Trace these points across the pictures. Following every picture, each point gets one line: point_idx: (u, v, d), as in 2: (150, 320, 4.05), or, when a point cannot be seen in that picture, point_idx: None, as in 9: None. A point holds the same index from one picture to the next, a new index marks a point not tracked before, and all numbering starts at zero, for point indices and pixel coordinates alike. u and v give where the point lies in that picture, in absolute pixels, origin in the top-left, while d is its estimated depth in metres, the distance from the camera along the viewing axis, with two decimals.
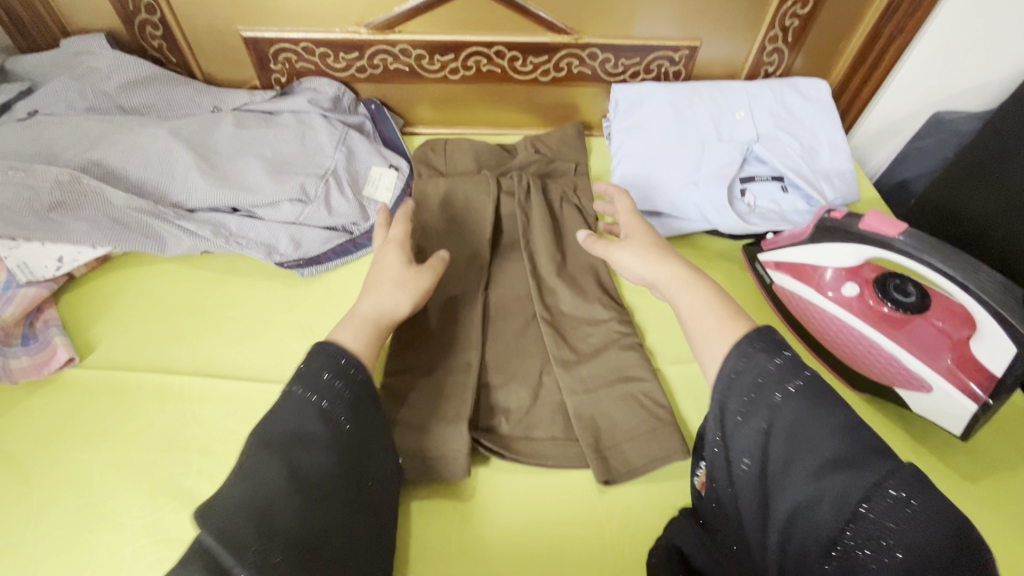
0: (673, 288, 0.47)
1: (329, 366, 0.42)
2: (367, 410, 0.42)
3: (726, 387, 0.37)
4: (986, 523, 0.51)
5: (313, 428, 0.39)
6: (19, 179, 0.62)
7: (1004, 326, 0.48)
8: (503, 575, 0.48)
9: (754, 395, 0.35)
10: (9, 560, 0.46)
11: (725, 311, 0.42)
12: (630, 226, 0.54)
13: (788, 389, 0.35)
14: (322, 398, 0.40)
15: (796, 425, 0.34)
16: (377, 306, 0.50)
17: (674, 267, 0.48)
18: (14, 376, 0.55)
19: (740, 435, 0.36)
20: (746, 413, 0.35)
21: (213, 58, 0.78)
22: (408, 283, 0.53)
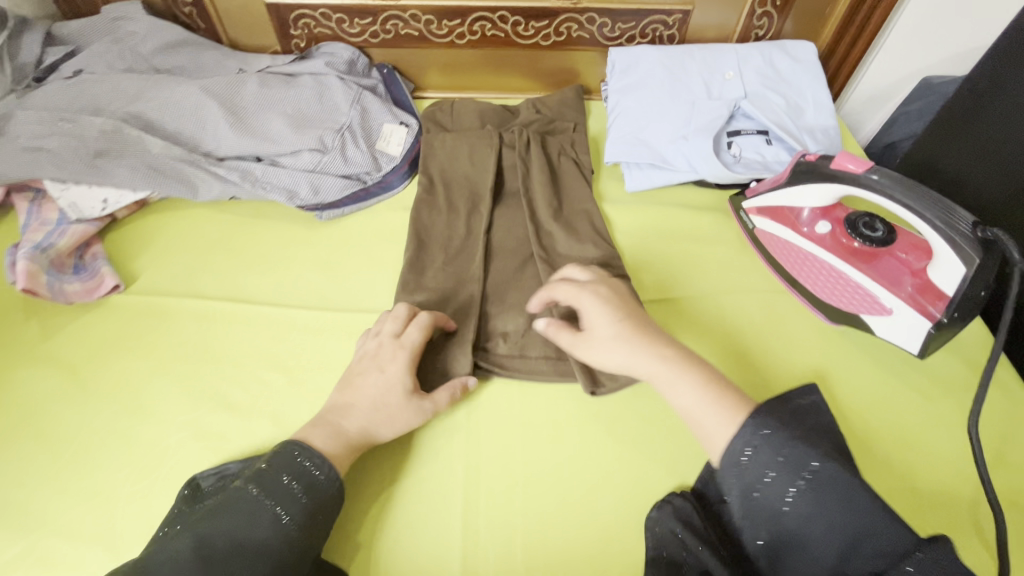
0: (662, 381, 0.47)
1: (290, 470, 0.45)
2: (317, 518, 0.44)
3: (743, 467, 0.39)
4: (940, 433, 0.56)
5: (259, 534, 0.41)
6: (69, 129, 0.70)
7: (956, 248, 0.52)
8: (500, 475, 0.53)
9: (774, 477, 0.38)
10: (68, 447, 0.53)
11: (728, 405, 0.44)
12: (592, 315, 0.52)
13: (800, 481, 0.37)
14: (279, 504, 0.43)
15: (817, 508, 0.37)
16: (367, 429, 0.50)
17: (653, 361, 0.48)
18: (70, 298, 0.62)
19: (755, 512, 0.39)
20: (767, 493, 0.38)
21: (238, 24, 0.84)
22: (402, 418, 0.51)
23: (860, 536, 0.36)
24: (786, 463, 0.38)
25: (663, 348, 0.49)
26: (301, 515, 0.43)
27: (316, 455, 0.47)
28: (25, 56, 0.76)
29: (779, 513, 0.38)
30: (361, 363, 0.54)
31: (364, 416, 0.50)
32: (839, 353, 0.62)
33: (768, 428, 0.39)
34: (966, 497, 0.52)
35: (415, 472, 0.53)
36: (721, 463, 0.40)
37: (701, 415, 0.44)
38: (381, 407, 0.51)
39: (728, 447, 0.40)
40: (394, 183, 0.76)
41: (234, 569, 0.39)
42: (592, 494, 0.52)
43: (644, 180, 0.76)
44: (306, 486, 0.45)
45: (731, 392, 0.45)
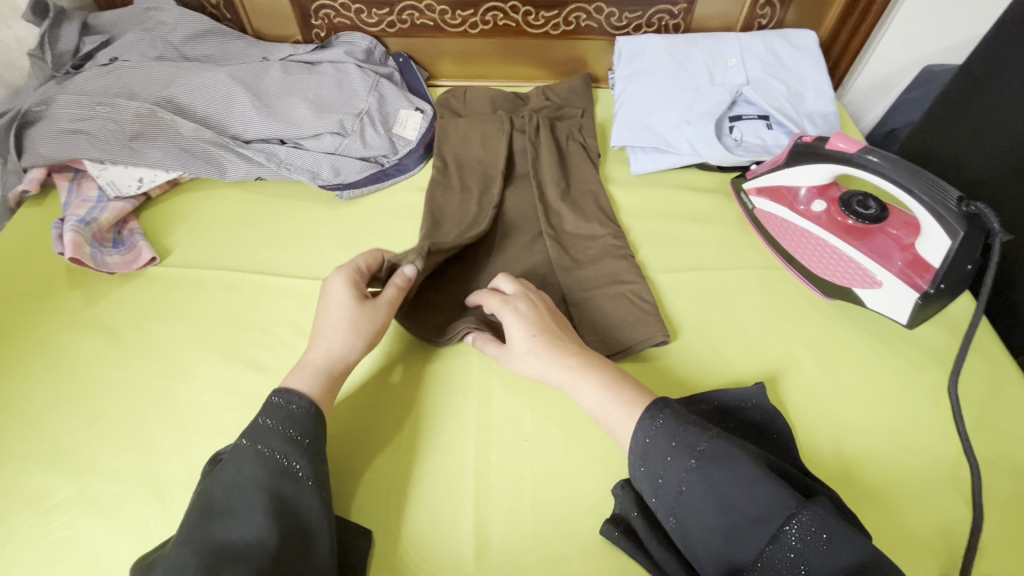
0: (568, 388, 0.51)
1: (267, 412, 0.47)
2: (300, 444, 0.46)
3: (643, 453, 0.45)
4: (927, 399, 0.59)
5: (249, 472, 0.44)
6: (106, 113, 0.74)
7: (942, 222, 0.55)
8: (510, 434, 0.56)
9: (670, 458, 0.44)
10: (113, 402, 0.58)
11: (625, 398, 0.48)
12: (510, 331, 0.54)
13: (691, 461, 0.43)
14: (261, 443, 0.45)
15: (709, 483, 0.41)
16: (331, 350, 0.53)
17: (562, 370, 0.51)
18: (111, 268, 0.66)
19: (662, 497, 0.44)
20: (664, 476, 0.43)
21: (262, 15, 0.88)
22: (361, 325, 0.54)
23: (751, 505, 0.40)
24: (678, 447, 0.44)
25: (570, 358, 0.52)
26: (286, 445, 0.46)
27: (286, 391, 0.49)
28: (63, 44, 0.81)
29: (679, 493, 0.43)
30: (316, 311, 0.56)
31: (326, 341, 0.53)
32: (832, 324, 0.65)
33: (660, 419, 0.45)
34: (947, 456, 0.55)
35: (431, 429, 0.57)
36: (629, 459, 0.46)
37: (605, 414, 0.49)
38: (337, 323, 0.54)
39: (632, 441, 0.46)
40: (409, 165, 0.80)
41: (234, 508, 0.42)
42: (595, 451, 0.55)
43: (649, 164, 0.80)
44: (281, 419, 0.47)
45: (628, 387, 0.50)
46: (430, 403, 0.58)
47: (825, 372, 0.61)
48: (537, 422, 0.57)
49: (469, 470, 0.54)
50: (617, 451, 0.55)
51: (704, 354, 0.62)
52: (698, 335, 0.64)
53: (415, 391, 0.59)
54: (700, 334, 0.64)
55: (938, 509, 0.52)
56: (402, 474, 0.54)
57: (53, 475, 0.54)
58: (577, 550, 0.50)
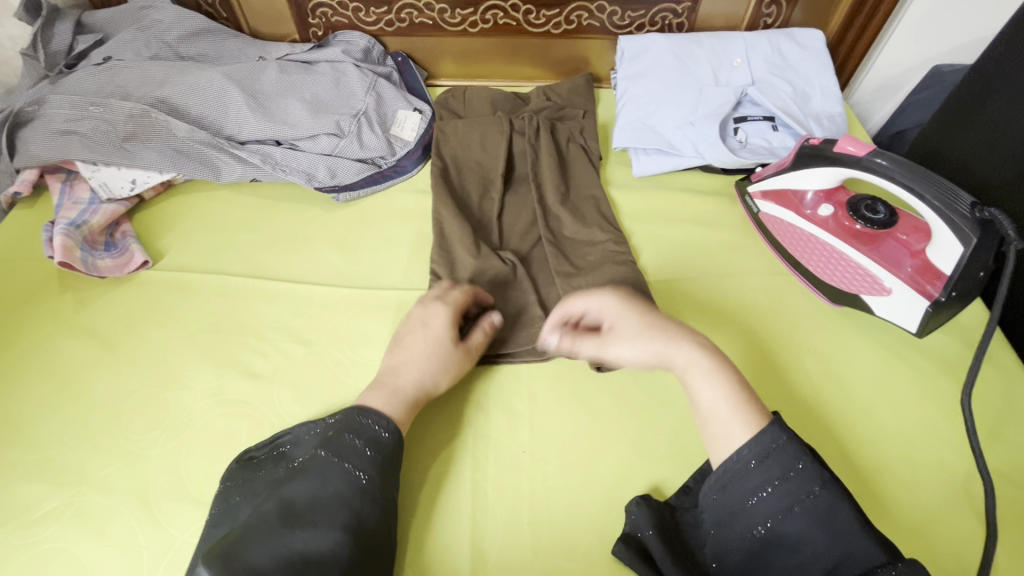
0: (692, 373, 0.46)
1: (354, 430, 0.47)
2: (383, 467, 0.47)
3: (766, 455, 0.41)
4: (937, 410, 0.57)
5: (334, 489, 0.44)
6: (99, 114, 0.73)
7: (954, 229, 0.53)
8: (509, 445, 0.55)
9: (792, 474, 0.40)
10: (102, 409, 0.57)
11: (750, 410, 0.43)
12: (609, 311, 0.50)
13: (815, 486, 0.40)
14: (348, 462, 0.45)
15: (823, 512, 0.39)
16: (421, 379, 0.53)
17: (686, 354, 0.46)
18: (102, 272, 0.65)
19: (758, 506, 0.40)
20: (776, 488, 0.40)
21: (258, 13, 0.87)
22: (452, 364, 0.55)
23: (851, 541, 0.38)
24: (804, 470, 0.40)
25: (688, 341, 0.47)
26: (368, 467, 0.46)
27: (374, 413, 0.49)
28: (56, 43, 0.79)
29: (782, 510, 0.40)
30: (403, 333, 0.56)
31: (418, 367, 0.53)
32: (839, 332, 0.63)
33: (793, 434, 0.41)
34: (958, 470, 0.54)
35: (427, 437, 0.55)
36: (726, 463, 0.42)
37: (715, 418, 0.44)
38: (431, 355, 0.54)
39: (746, 446, 0.41)
40: (408, 166, 0.78)
41: (316, 522, 0.42)
42: (596, 462, 0.54)
43: (651, 165, 0.78)
44: (367, 441, 0.47)
45: (748, 393, 0.45)
46: (424, 412, 0.57)
47: (832, 381, 0.60)
48: (536, 432, 0.56)
49: (466, 481, 0.53)
50: (618, 463, 0.54)
51: None
52: None
53: None
54: None
55: (949, 525, 0.51)
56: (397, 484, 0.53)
57: (41, 485, 0.52)
58: (576, 566, 0.48)
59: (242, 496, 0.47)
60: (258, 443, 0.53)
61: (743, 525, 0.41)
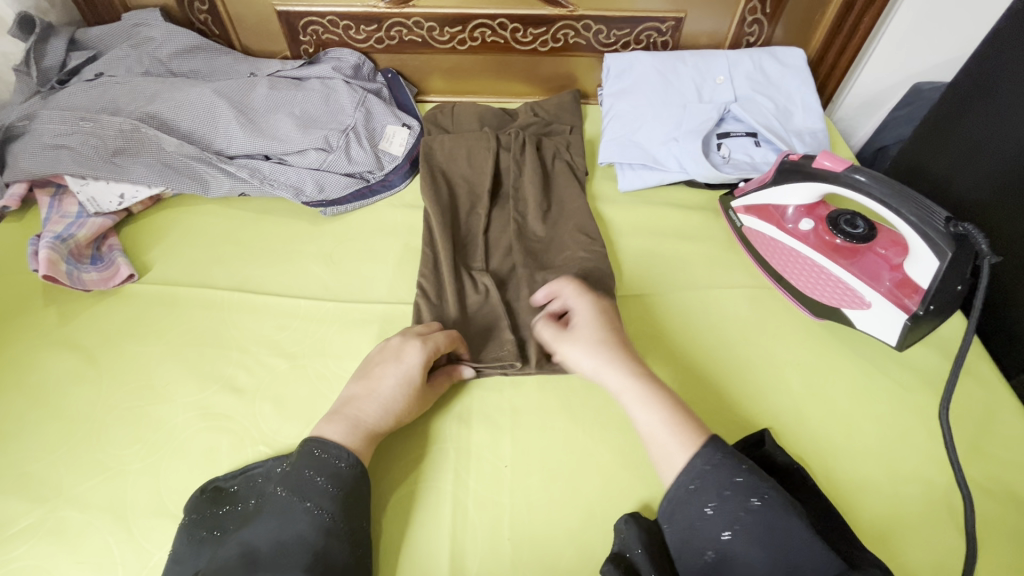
0: (628, 398, 0.50)
1: (313, 465, 0.48)
2: (350, 504, 0.47)
3: (701, 476, 0.44)
4: (918, 422, 0.58)
5: (297, 529, 0.44)
6: (89, 129, 0.73)
7: (930, 244, 0.54)
8: (489, 460, 0.55)
9: (729, 491, 0.43)
10: (82, 423, 0.57)
11: (686, 432, 0.46)
12: (581, 316, 0.56)
13: (752, 502, 0.42)
14: (309, 500, 0.46)
15: (763, 526, 0.41)
16: (379, 420, 0.52)
17: (627, 377, 0.50)
18: (87, 285, 0.65)
19: (704, 528, 0.42)
20: (716, 508, 0.42)
21: (250, 30, 0.88)
22: (414, 405, 0.54)
23: (790, 555, 0.40)
24: (739, 486, 0.43)
25: (636, 368, 0.51)
26: (331, 503, 0.46)
27: (332, 446, 0.49)
28: (49, 60, 0.80)
29: (726, 529, 0.42)
30: (376, 361, 0.55)
31: (381, 408, 0.52)
32: (822, 346, 0.64)
33: (726, 452, 0.44)
34: (941, 483, 0.54)
35: (408, 452, 0.55)
36: (671, 489, 0.45)
37: (655, 440, 0.47)
38: (393, 399, 0.53)
39: (687, 469, 0.44)
40: (395, 181, 0.79)
41: (280, 565, 0.42)
42: (578, 475, 0.54)
43: (636, 181, 0.79)
44: (329, 476, 0.47)
45: (692, 419, 0.48)
46: (407, 425, 0.57)
47: (815, 395, 0.60)
48: (517, 447, 0.56)
49: (447, 496, 0.53)
50: (599, 477, 0.54)
51: (690, 376, 0.61)
52: (684, 356, 0.63)
53: None
54: (686, 354, 0.63)
55: (930, 537, 0.51)
56: (381, 496, 0.53)
57: (16, 501, 0.52)
58: None
59: (220, 530, 0.47)
60: (227, 472, 0.53)
61: (695, 549, 0.43)
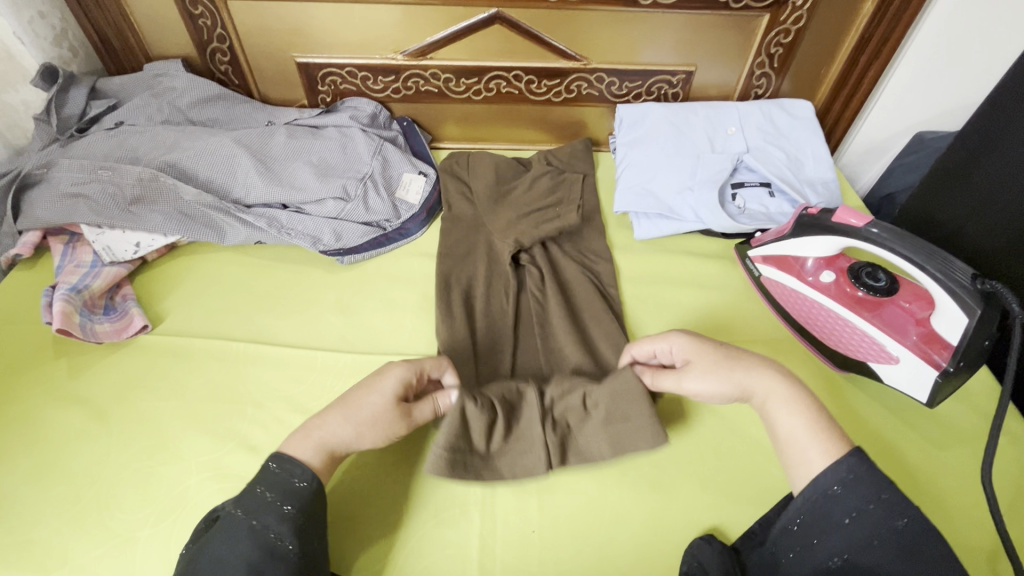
0: (773, 402, 0.48)
1: (267, 483, 0.45)
2: (301, 521, 0.44)
3: (844, 487, 0.41)
4: (954, 483, 0.56)
5: (241, 551, 0.41)
6: (108, 177, 0.73)
7: (959, 302, 0.54)
8: (515, 526, 0.53)
9: (873, 505, 0.40)
10: (91, 485, 0.54)
11: (830, 437, 0.44)
12: (686, 350, 0.53)
13: (897, 522, 0.39)
14: (257, 519, 0.43)
15: (903, 549, 0.38)
16: (352, 441, 0.49)
17: (768, 378, 0.49)
18: (99, 337, 0.64)
19: (832, 537, 0.40)
20: (853, 518, 0.40)
21: (270, 81, 0.90)
22: (381, 423, 0.49)
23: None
24: (884, 503, 0.39)
25: (762, 375, 0.49)
26: (281, 521, 0.43)
27: (293, 464, 0.46)
28: (69, 108, 0.81)
29: (861, 543, 0.39)
30: (350, 397, 0.50)
31: (344, 417, 0.49)
32: (848, 399, 0.63)
33: (874, 467, 0.41)
34: (982, 547, 0.52)
35: (433, 517, 0.53)
36: (806, 492, 0.42)
37: (791, 445, 0.46)
38: (368, 421, 0.49)
39: (817, 480, 0.42)
40: (412, 230, 0.79)
41: None
42: (609, 542, 0.52)
43: (652, 230, 0.80)
44: (282, 494, 0.44)
45: (833, 428, 0.45)
46: (431, 487, 0.55)
47: None
48: (544, 512, 0.54)
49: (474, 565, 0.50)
50: (631, 544, 0.52)
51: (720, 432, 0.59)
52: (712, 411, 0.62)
53: (414, 474, 0.56)
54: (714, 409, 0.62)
55: None
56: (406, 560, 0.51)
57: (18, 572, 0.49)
58: None
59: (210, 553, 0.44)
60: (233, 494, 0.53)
61: (818, 554, 0.40)
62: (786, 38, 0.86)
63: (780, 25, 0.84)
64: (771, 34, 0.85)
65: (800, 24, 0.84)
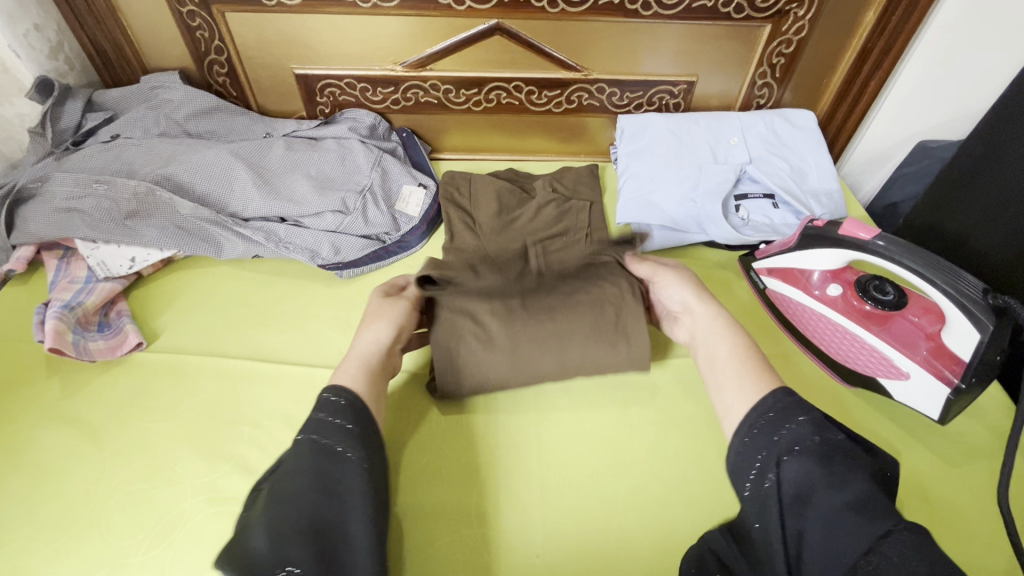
0: (702, 290, 0.60)
1: (321, 407, 0.48)
2: (364, 435, 0.47)
3: (769, 410, 0.45)
4: (967, 502, 0.55)
5: (307, 462, 0.44)
6: (103, 192, 0.72)
7: (971, 318, 0.53)
8: (519, 549, 0.52)
9: (796, 425, 0.44)
10: (83, 509, 0.53)
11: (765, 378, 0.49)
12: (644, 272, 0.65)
13: (815, 438, 0.42)
14: (316, 434, 0.46)
15: (823, 456, 0.41)
16: (378, 341, 0.56)
17: (687, 275, 0.62)
18: (92, 355, 0.63)
19: (765, 455, 0.43)
20: (780, 436, 0.43)
21: (268, 92, 0.89)
22: (393, 314, 0.59)
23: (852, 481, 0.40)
24: (805, 422, 0.43)
25: (706, 303, 0.58)
26: (343, 434, 0.46)
27: (337, 388, 0.50)
28: (65, 121, 0.80)
29: (785, 453, 0.42)
30: (370, 316, 0.59)
31: (364, 330, 0.57)
32: (856, 415, 0.62)
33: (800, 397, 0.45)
34: (999, 569, 0.51)
35: (435, 543, 0.52)
36: (745, 421, 0.46)
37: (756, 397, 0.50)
38: (391, 319, 0.58)
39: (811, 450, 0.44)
40: (412, 243, 0.79)
41: (298, 495, 0.42)
42: (614, 567, 0.50)
43: (656, 242, 0.79)
44: (336, 413, 0.48)
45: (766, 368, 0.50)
46: (430, 511, 0.54)
47: None
48: (549, 532, 0.53)
49: None
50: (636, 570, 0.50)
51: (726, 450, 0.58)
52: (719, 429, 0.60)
53: (416, 497, 0.55)
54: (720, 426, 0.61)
55: None
56: None
57: None
58: None
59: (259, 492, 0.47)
60: None
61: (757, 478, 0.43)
62: (788, 48, 0.85)
63: (782, 36, 0.84)
64: (773, 44, 0.85)
65: (801, 34, 0.84)
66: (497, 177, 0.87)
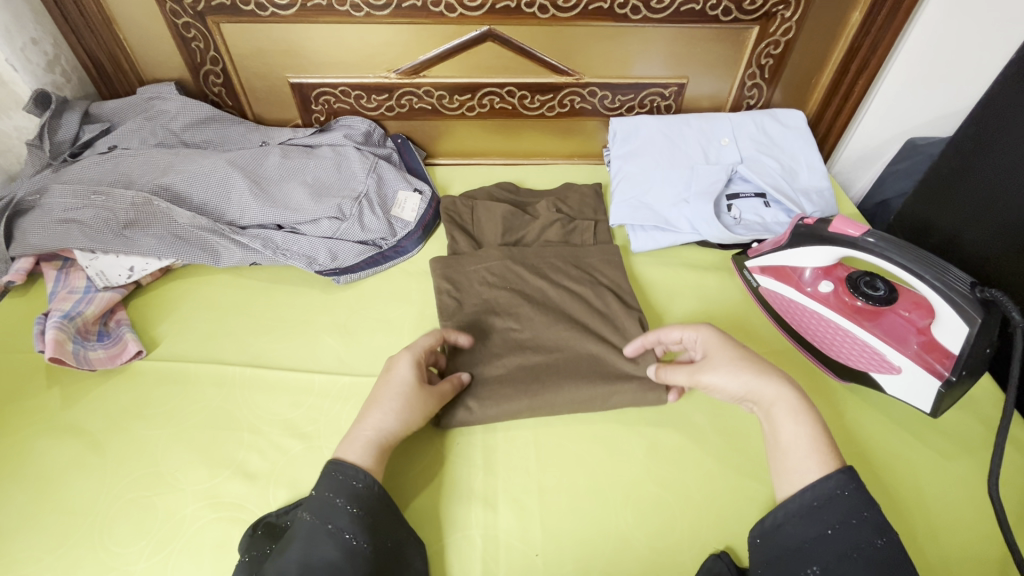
0: (750, 363, 0.52)
1: (333, 488, 0.46)
2: (370, 519, 0.45)
3: (829, 500, 0.44)
4: (960, 493, 0.56)
5: (322, 552, 0.43)
6: (101, 202, 0.72)
7: (960, 312, 0.53)
8: (517, 551, 0.52)
9: (856, 520, 0.42)
10: (85, 519, 0.53)
11: (828, 453, 0.46)
12: (690, 376, 0.55)
13: (877, 539, 0.41)
14: (332, 521, 0.44)
15: (879, 564, 0.40)
16: (396, 429, 0.51)
17: (710, 337, 0.55)
18: (93, 364, 0.63)
19: (817, 547, 0.42)
20: (837, 529, 0.42)
21: (263, 102, 0.90)
22: (417, 404, 0.53)
23: None
24: (865, 521, 0.42)
25: (768, 385, 0.50)
26: (346, 518, 0.45)
27: (349, 468, 0.47)
28: (62, 133, 0.80)
29: (838, 553, 0.41)
30: (378, 391, 0.53)
31: (382, 411, 0.51)
32: (850, 409, 0.63)
33: (861, 483, 0.44)
34: (992, 559, 0.51)
35: (435, 543, 0.53)
36: (791, 503, 0.45)
37: (792, 452, 0.47)
38: (417, 408, 0.53)
39: (810, 487, 0.45)
40: (408, 248, 0.79)
41: None
42: (612, 563, 0.51)
43: (649, 241, 0.80)
44: (348, 496, 0.46)
45: (835, 447, 0.47)
46: (433, 510, 0.55)
47: (852, 464, 0.58)
48: (548, 534, 0.53)
49: None
50: (634, 567, 0.51)
51: (722, 445, 0.59)
52: (716, 425, 0.61)
53: (417, 498, 0.55)
54: (716, 421, 0.61)
55: None
56: None
57: None
58: None
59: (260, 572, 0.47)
60: (276, 510, 0.53)
61: (798, 562, 0.43)
62: (776, 49, 0.87)
63: (770, 37, 0.85)
64: (761, 45, 0.86)
65: (789, 35, 0.85)
66: (499, 195, 0.86)
